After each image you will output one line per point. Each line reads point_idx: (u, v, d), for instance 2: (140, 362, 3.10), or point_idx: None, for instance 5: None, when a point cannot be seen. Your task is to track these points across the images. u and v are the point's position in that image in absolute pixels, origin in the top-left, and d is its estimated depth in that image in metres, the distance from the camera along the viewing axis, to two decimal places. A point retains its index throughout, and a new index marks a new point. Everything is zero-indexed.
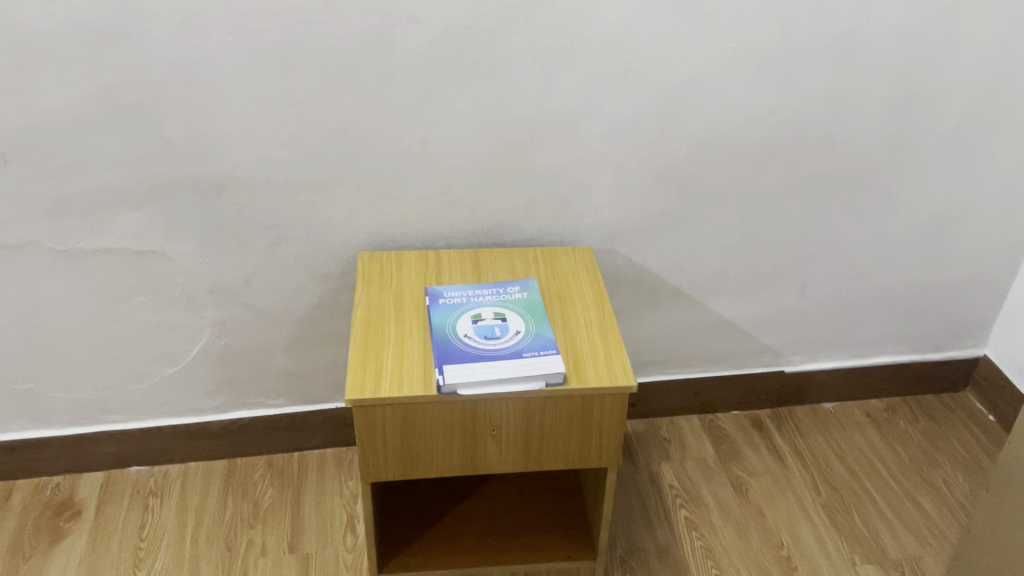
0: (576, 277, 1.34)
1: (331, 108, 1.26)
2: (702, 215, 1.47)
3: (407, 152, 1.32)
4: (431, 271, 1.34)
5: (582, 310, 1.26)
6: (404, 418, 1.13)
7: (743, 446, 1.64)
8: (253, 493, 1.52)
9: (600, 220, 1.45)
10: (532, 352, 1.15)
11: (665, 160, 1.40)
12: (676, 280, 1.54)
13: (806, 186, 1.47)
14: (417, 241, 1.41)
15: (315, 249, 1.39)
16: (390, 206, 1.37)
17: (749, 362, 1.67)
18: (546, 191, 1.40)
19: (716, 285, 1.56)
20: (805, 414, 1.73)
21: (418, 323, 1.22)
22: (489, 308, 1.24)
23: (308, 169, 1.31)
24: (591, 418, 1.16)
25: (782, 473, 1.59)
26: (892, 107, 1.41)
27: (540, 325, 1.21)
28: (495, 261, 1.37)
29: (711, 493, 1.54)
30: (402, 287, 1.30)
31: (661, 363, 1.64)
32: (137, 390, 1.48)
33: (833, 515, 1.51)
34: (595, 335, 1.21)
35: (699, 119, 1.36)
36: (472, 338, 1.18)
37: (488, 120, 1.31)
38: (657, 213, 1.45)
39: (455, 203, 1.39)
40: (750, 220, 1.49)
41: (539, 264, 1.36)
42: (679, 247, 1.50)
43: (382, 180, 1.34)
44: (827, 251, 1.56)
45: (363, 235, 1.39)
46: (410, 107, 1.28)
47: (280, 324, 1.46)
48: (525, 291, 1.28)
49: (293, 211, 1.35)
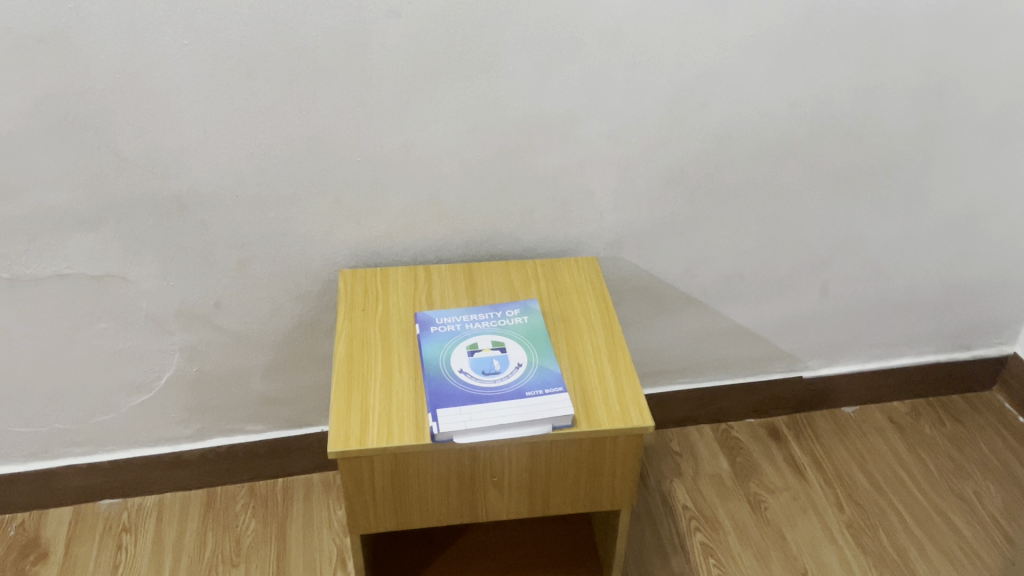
0: (581, 295, 1.21)
1: (303, 114, 1.12)
2: (716, 218, 1.35)
3: (390, 160, 1.19)
4: (421, 291, 1.21)
5: (590, 336, 1.14)
6: (395, 468, 1.01)
7: (759, 459, 1.53)
8: (236, 527, 1.41)
9: (605, 227, 1.32)
10: (536, 390, 1.03)
11: (675, 161, 1.27)
12: (686, 286, 1.41)
13: (828, 183, 1.34)
14: (404, 254, 1.29)
15: (292, 267, 1.26)
16: (373, 218, 1.24)
17: (765, 369, 1.56)
18: (545, 197, 1.27)
19: (730, 291, 1.44)
20: (823, 419, 1.62)
21: (407, 357, 1.10)
22: (487, 336, 1.11)
23: (280, 181, 1.18)
24: (603, 460, 1.05)
25: (803, 488, 1.48)
26: (924, 96, 1.28)
27: (544, 357, 1.09)
28: (491, 277, 1.24)
29: (728, 514, 1.44)
30: (389, 313, 1.17)
31: (670, 373, 1.52)
32: (102, 421, 1.36)
33: (859, 536, 1.41)
34: (605, 367, 1.09)
35: (713, 114, 1.23)
36: (469, 374, 1.06)
37: (479, 123, 1.18)
38: (666, 217, 1.33)
39: (444, 213, 1.26)
40: (767, 222, 1.37)
41: (539, 280, 1.24)
42: (691, 253, 1.37)
43: (363, 190, 1.21)
44: (849, 250, 1.43)
45: (344, 250, 1.26)
46: (392, 110, 1.14)
47: (257, 348, 1.33)
48: (526, 314, 1.15)
49: (266, 227, 1.22)
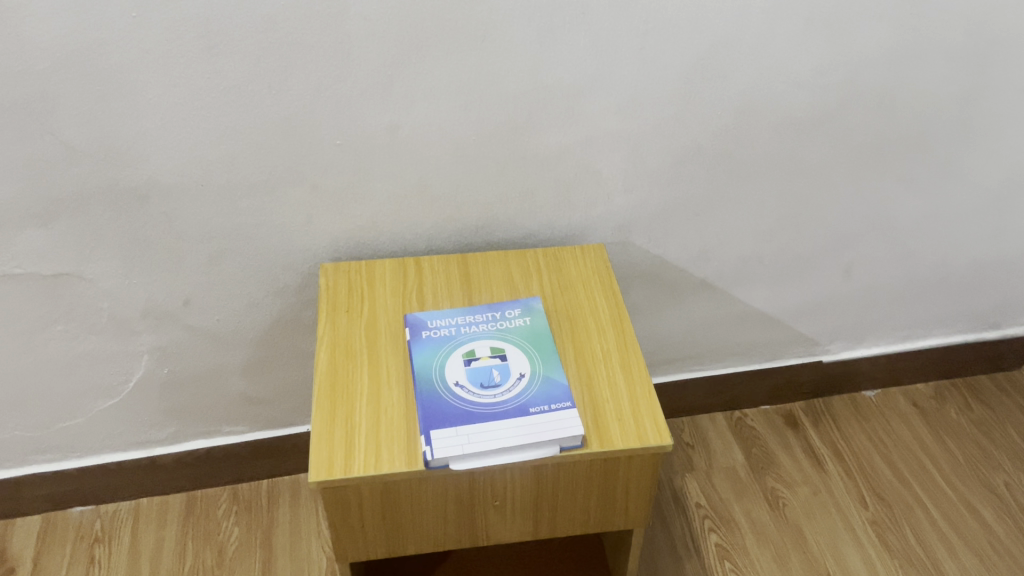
0: (588, 290, 1.09)
1: (274, 93, 0.99)
2: (734, 197, 1.23)
3: (373, 142, 1.06)
4: (411, 288, 1.09)
5: (599, 340, 1.03)
6: (385, 496, 0.91)
7: (776, 451, 1.44)
8: (218, 536, 1.31)
9: (613, 210, 1.20)
10: (541, 407, 0.92)
11: (690, 137, 1.14)
12: (700, 271, 1.30)
13: (857, 157, 1.22)
14: (392, 244, 1.17)
15: (269, 260, 1.14)
16: (356, 206, 1.12)
17: (782, 354, 1.45)
18: (546, 180, 1.15)
19: (747, 274, 1.32)
20: (843, 405, 1.52)
21: (397, 367, 0.99)
22: (485, 342, 1.00)
23: (251, 168, 1.05)
24: (616, 481, 0.95)
25: (823, 482, 1.39)
26: (967, 60, 1.15)
27: (549, 366, 0.98)
28: (488, 270, 1.12)
29: (745, 512, 1.35)
30: (376, 315, 1.06)
31: (681, 360, 1.42)
32: (69, 426, 1.25)
33: (884, 534, 1.32)
34: (617, 376, 0.98)
35: (733, 85, 1.10)
36: (465, 388, 0.95)
37: (473, 99, 1.05)
38: (680, 197, 1.20)
39: (436, 199, 1.13)
40: (790, 201, 1.25)
41: (542, 273, 1.12)
42: (705, 235, 1.26)
43: (344, 176, 1.09)
44: (877, 229, 1.32)
45: (326, 240, 1.14)
46: (374, 87, 1.01)
47: (233, 347, 1.22)
48: (527, 315, 1.04)
49: (237, 218, 1.09)
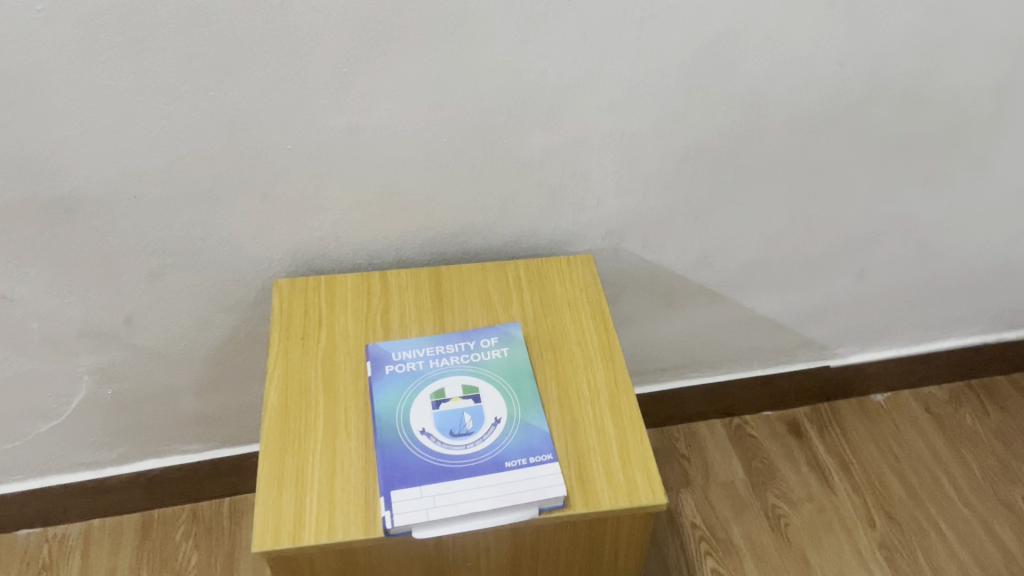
0: (574, 312, 0.97)
1: (212, 94, 0.86)
2: (739, 199, 1.10)
3: (331, 147, 0.93)
4: (375, 310, 0.97)
5: (585, 374, 0.91)
6: (342, 562, 0.81)
7: (779, 463, 1.34)
8: (176, 563, 1.22)
9: (604, 215, 1.07)
10: (517, 460, 0.82)
11: (692, 135, 1.01)
12: (699, 276, 1.18)
13: (877, 153, 1.09)
14: (356, 255, 1.05)
15: (217, 275, 1.02)
16: (314, 215, 0.99)
17: (787, 359, 1.34)
18: (528, 185, 1.02)
19: (751, 279, 1.20)
20: (851, 410, 1.42)
21: (356, 409, 0.88)
22: (456, 380, 0.89)
23: (190, 178, 0.92)
24: (602, 539, 0.84)
25: (828, 499, 1.29)
26: (1008, 48, 1.01)
27: (528, 409, 0.86)
28: (463, 287, 1.00)
29: (744, 535, 1.25)
30: (334, 344, 0.94)
31: (677, 368, 1.31)
32: (7, 451, 1.14)
33: (893, 558, 1.23)
34: (605, 420, 0.87)
35: (742, 78, 0.96)
36: (433, 437, 0.84)
37: (443, 99, 0.91)
38: (678, 200, 1.08)
39: (404, 207, 1.01)
40: (800, 201, 1.13)
41: (522, 291, 1.00)
42: (706, 239, 1.13)
43: (298, 183, 0.96)
44: (896, 229, 1.20)
45: (281, 253, 1.02)
46: (328, 86, 0.87)
47: (184, 366, 1.10)
48: (505, 345, 0.92)
49: (179, 230, 0.97)
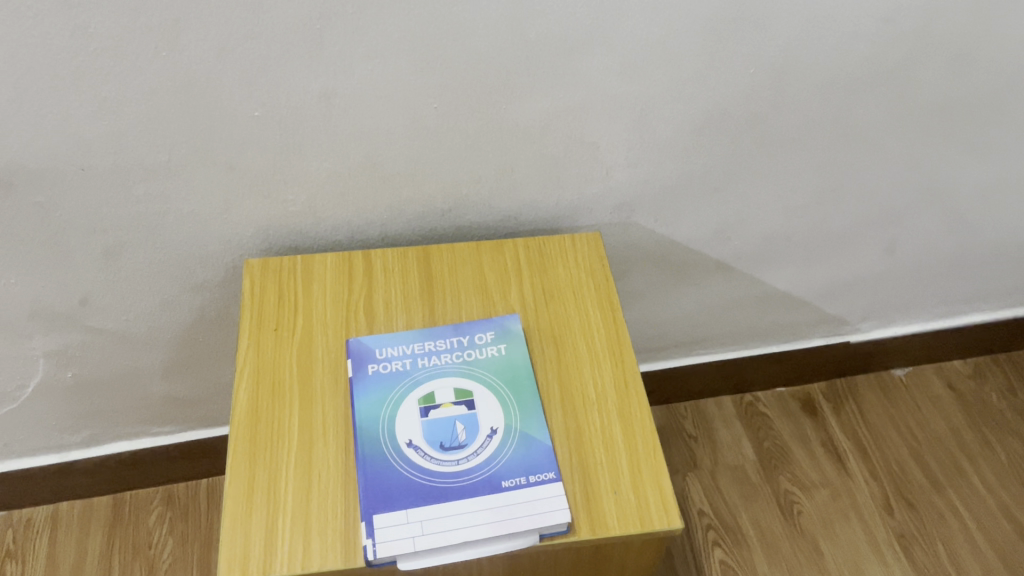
0: (579, 301, 0.87)
1: (164, 55, 0.73)
2: (763, 169, 0.99)
3: (304, 114, 0.81)
4: (357, 297, 0.87)
5: (591, 374, 0.82)
6: None
7: (792, 445, 1.26)
8: (148, 550, 1.14)
9: (613, 187, 0.96)
10: (516, 480, 0.73)
11: (714, 100, 0.90)
12: (715, 251, 1.08)
13: (917, 119, 0.98)
14: (336, 231, 0.94)
15: (182, 252, 0.92)
16: (287, 189, 0.88)
17: (804, 333, 1.25)
18: (529, 154, 0.90)
19: (771, 253, 1.10)
20: (869, 386, 1.33)
21: (336, 415, 0.79)
22: (447, 383, 0.79)
23: (145, 147, 0.81)
24: (608, 562, 0.76)
25: (844, 484, 1.22)
26: None
27: (528, 417, 0.77)
28: (455, 270, 0.90)
29: (754, 523, 1.18)
30: (311, 336, 0.84)
31: (686, 343, 1.22)
32: None
33: (911, 549, 1.16)
34: (614, 429, 0.78)
35: (774, 37, 0.84)
36: (421, 450, 0.75)
37: (432, 61, 0.79)
38: (695, 171, 0.97)
39: (388, 179, 0.89)
40: (830, 172, 1.01)
41: (522, 275, 0.90)
42: (724, 212, 1.03)
43: (269, 154, 0.84)
44: (931, 201, 1.09)
45: (252, 228, 0.91)
46: (298, 46, 0.75)
47: (149, 347, 1.01)
48: (503, 341, 0.82)
49: (135, 205, 0.86)
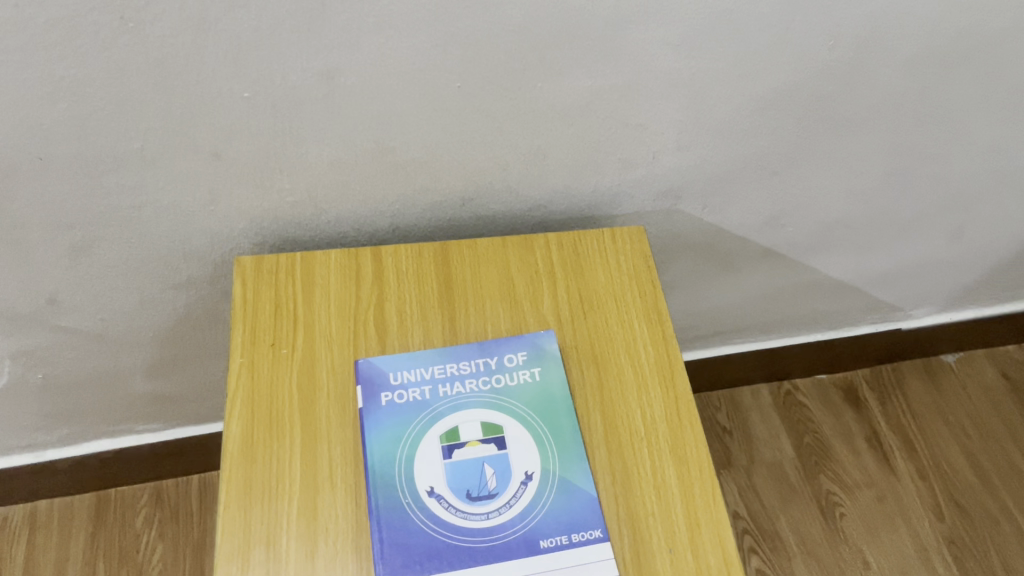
0: (622, 312, 0.76)
1: (132, 26, 0.59)
2: (829, 152, 0.86)
3: (302, 96, 0.67)
4: (366, 306, 0.75)
5: (639, 404, 0.71)
6: None
7: (833, 441, 1.16)
8: (136, 556, 1.04)
9: (658, 172, 0.84)
10: (555, 539, 0.63)
11: (784, 77, 0.75)
12: (765, 238, 0.96)
13: (1012, 97, 0.84)
14: (341, 224, 0.82)
15: (163, 247, 0.79)
16: (283, 177, 0.75)
17: (849, 318, 1.14)
18: (565, 138, 0.77)
19: (826, 239, 0.98)
20: (915, 374, 1.23)
21: (344, 452, 0.68)
22: (473, 416, 0.68)
23: (113, 135, 0.67)
24: None
25: (889, 485, 1.13)
26: None
27: (567, 459, 0.66)
28: (479, 272, 0.78)
29: (793, 527, 1.09)
30: (314, 354, 0.72)
31: (720, 329, 1.11)
32: None
33: (963, 558, 1.07)
34: (666, 472, 0.67)
35: (865, 6, 0.69)
36: (444, 500, 0.64)
37: (455, 34, 0.65)
38: (753, 154, 0.84)
39: (401, 166, 0.77)
40: (904, 154, 0.88)
41: (556, 279, 0.78)
42: (780, 198, 0.90)
43: (261, 140, 0.71)
44: (1012, 184, 0.96)
45: (243, 221, 0.79)
46: (295, 15, 0.60)
47: (129, 345, 0.90)
48: (537, 364, 0.71)
49: (105, 198, 0.73)
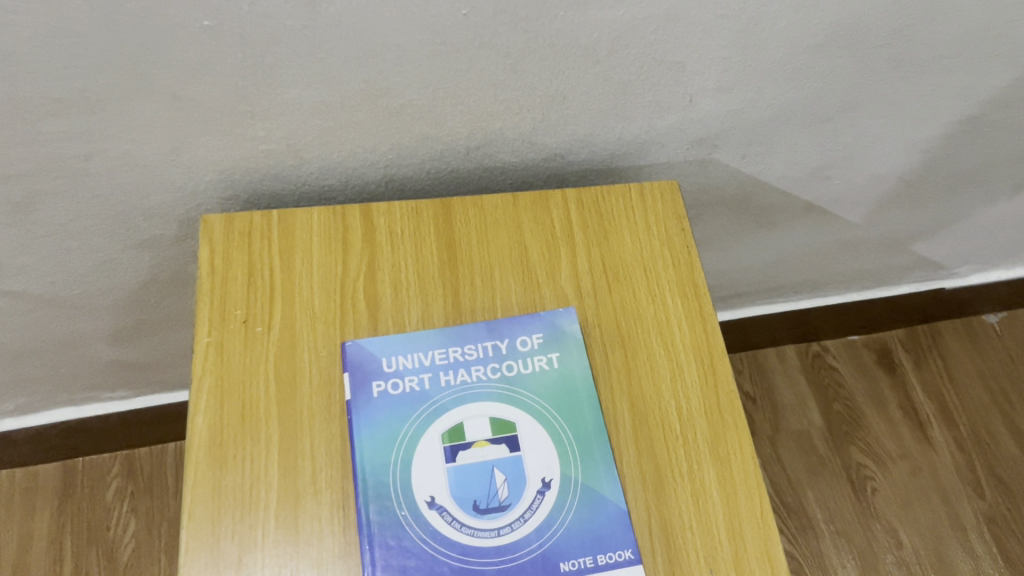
0: (652, 285, 0.66)
1: None
2: (894, 98, 0.74)
3: (275, 27, 0.55)
4: (355, 275, 0.64)
5: (673, 396, 0.61)
6: None
7: (866, 410, 1.09)
8: (107, 533, 0.96)
9: (694, 118, 0.72)
10: (577, 561, 0.53)
11: (855, 13, 0.63)
12: (807, 188, 0.85)
13: None
14: (326, 175, 0.71)
15: (120, 203, 0.68)
16: (257, 123, 0.63)
17: (884, 262, 1.05)
18: (590, 78, 0.65)
19: (874, 190, 0.87)
20: (956, 337, 1.15)
21: (329, 452, 0.58)
22: (481, 411, 0.58)
23: (48, 74, 0.55)
24: None
25: (925, 457, 1.05)
26: None
27: (591, 463, 0.57)
28: (487, 235, 0.67)
29: (821, 504, 1.01)
30: (294, 334, 0.62)
31: (742, 275, 1.02)
32: None
33: (1005, 538, 1.00)
34: (705, 478, 0.58)
35: None
36: (447, 513, 0.54)
37: None
38: (805, 99, 0.72)
39: (395, 110, 0.65)
40: (978, 101, 0.76)
41: (576, 246, 0.67)
42: (831, 147, 0.79)
43: (228, 79, 0.59)
44: None
45: (212, 173, 0.67)
46: None
47: (89, 309, 0.80)
48: (555, 348, 0.61)
49: (45, 148, 0.61)
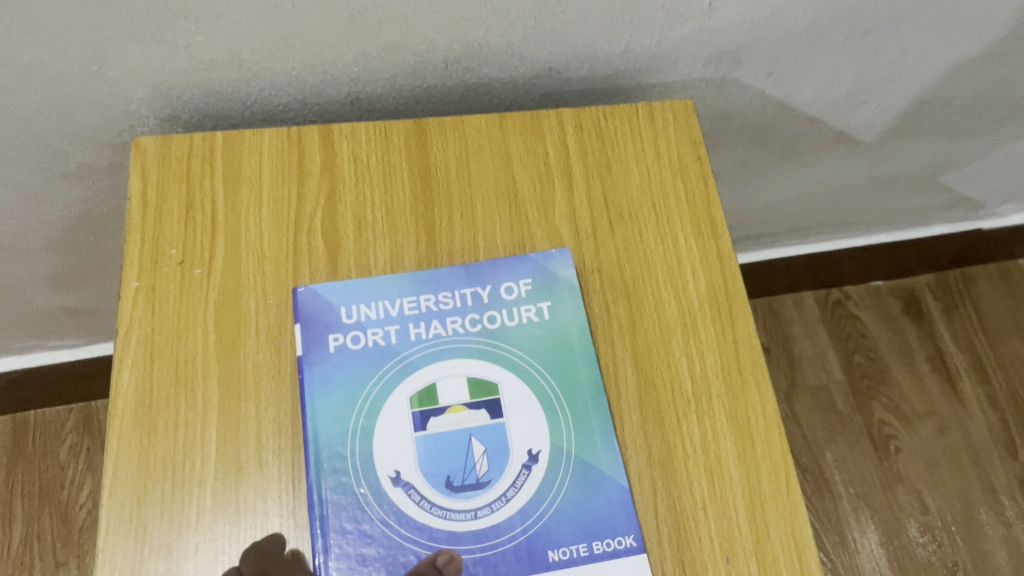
0: (662, 223, 0.56)
1: None
2: (951, 9, 0.63)
3: None
4: (311, 210, 0.55)
5: (684, 352, 0.52)
6: None
7: (890, 363, 1.04)
8: (61, 492, 0.96)
9: (715, 28, 0.61)
10: (568, 550, 0.45)
11: None
12: (838, 114, 0.75)
13: None
14: (279, 92, 0.61)
15: (39, 126, 0.58)
16: (193, 27, 0.53)
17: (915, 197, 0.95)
18: None
19: (914, 117, 0.77)
20: (988, 283, 1.09)
21: (277, 416, 0.49)
22: (457, 370, 0.49)
23: None
24: None
25: (953, 414, 1.01)
26: None
27: (586, 433, 0.48)
28: (467, 163, 0.57)
29: (841, 466, 0.98)
30: (239, 279, 0.53)
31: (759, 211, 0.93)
32: None
33: None
34: (722, 449, 0.49)
35: None
36: (415, 491, 0.46)
37: None
38: (846, 9, 0.61)
39: (358, 13, 0.54)
40: None
41: (573, 175, 0.57)
42: (868, 67, 0.68)
43: None
44: None
45: (146, 89, 0.57)
46: None
47: (22, 249, 0.72)
48: (547, 296, 0.52)
49: None
